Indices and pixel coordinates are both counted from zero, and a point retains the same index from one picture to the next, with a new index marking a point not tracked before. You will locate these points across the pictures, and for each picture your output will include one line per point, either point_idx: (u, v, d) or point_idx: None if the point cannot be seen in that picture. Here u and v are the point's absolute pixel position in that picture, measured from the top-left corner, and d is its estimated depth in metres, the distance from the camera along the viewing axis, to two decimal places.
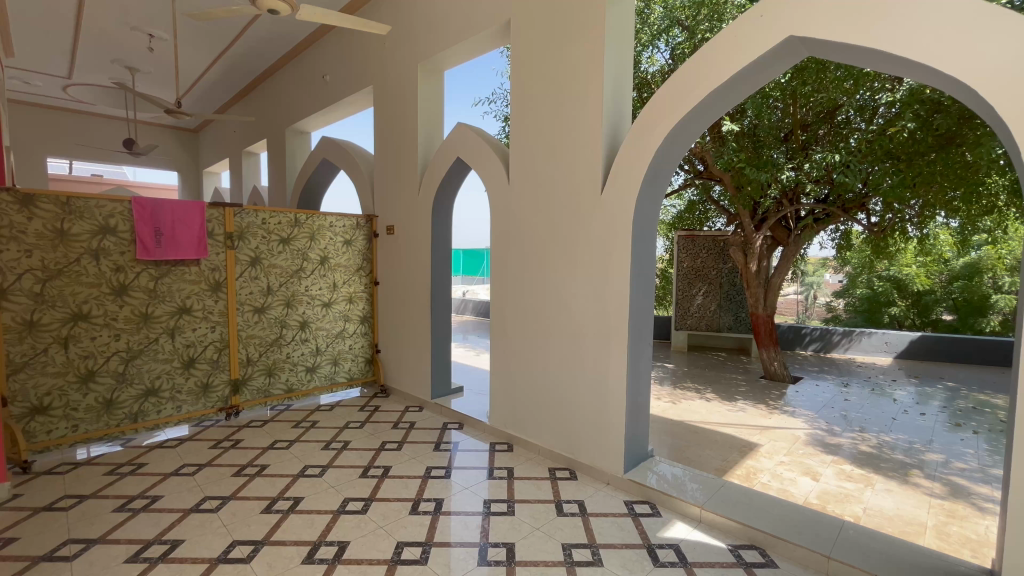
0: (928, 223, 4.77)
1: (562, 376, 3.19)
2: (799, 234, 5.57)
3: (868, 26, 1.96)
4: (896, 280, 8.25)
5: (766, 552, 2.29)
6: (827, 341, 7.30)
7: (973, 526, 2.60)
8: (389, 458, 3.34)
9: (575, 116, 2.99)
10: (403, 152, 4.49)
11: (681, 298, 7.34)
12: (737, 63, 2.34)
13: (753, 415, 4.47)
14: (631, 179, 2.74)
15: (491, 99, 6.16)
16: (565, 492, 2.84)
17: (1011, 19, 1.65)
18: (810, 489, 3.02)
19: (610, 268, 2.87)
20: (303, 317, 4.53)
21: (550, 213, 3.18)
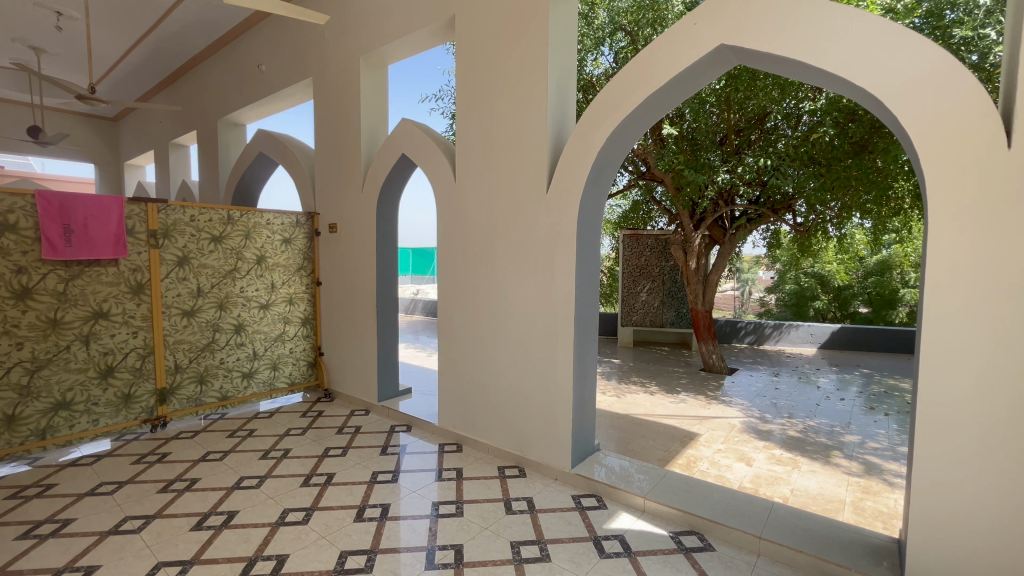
0: (845, 223, 5.19)
1: (511, 374, 3.19)
2: (734, 233, 5.89)
3: (789, 38, 2.09)
4: (820, 276, 8.90)
5: (704, 537, 2.39)
6: (760, 334, 7.76)
7: (884, 500, 2.85)
8: (333, 465, 3.22)
9: (520, 116, 3.00)
10: (345, 147, 4.34)
11: (627, 295, 7.57)
12: (674, 69, 2.43)
13: (693, 406, 4.69)
14: (575, 178, 2.78)
15: (440, 96, 6.03)
16: (514, 490, 2.85)
17: (912, 38, 1.82)
18: (744, 474, 3.20)
19: (556, 265, 2.90)
20: (238, 320, 4.28)
21: (497, 211, 3.18)
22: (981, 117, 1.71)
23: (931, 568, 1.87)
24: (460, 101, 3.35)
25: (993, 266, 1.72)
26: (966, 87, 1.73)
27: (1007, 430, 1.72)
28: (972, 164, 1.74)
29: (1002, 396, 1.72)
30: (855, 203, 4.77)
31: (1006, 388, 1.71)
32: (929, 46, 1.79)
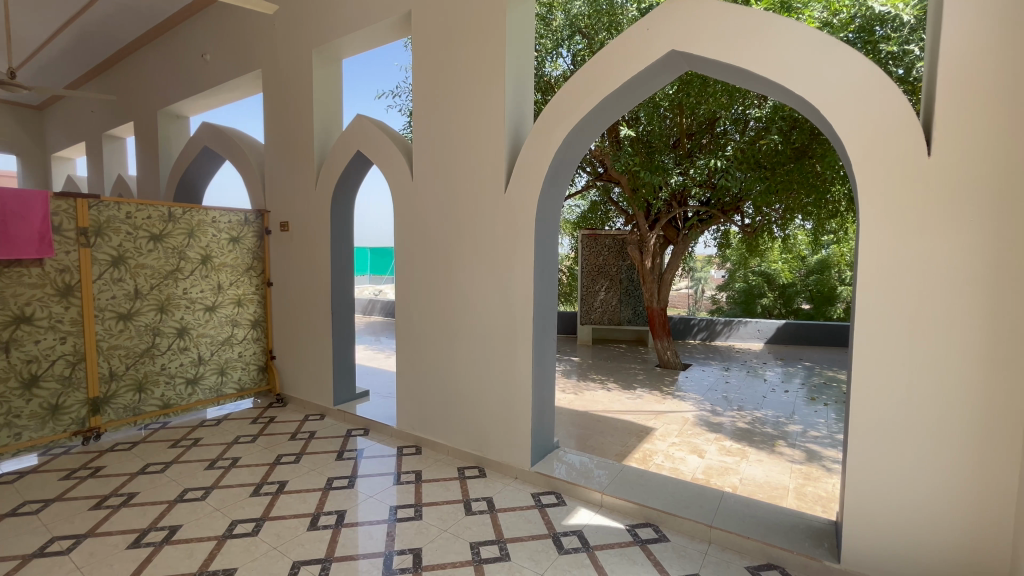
0: (788, 224, 5.49)
1: (470, 375, 3.17)
2: (687, 233, 6.09)
3: (734, 47, 2.18)
4: (766, 275, 9.32)
5: (659, 528, 2.46)
6: (711, 331, 8.09)
7: (823, 485, 3.04)
8: (286, 472, 3.09)
9: (477, 115, 2.99)
10: (297, 143, 4.18)
11: (585, 294, 7.70)
12: (627, 72, 2.49)
13: (649, 401, 4.82)
14: (532, 178, 2.80)
15: (397, 92, 5.92)
16: (474, 490, 2.84)
17: (845, 52, 1.94)
18: (696, 465, 3.32)
19: (515, 264, 2.91)
20: (181, 324, 4.05)
21: (455, 210, 3.15)
22: (904, 126, 1.85)
23: (864, 546, 2.00)
24: (417, 99, 3.30)
25: (915, 264, 1.86)
26: (890, 98, 1.87)
27: (928, 416, 1.86)
28: (896, 170, 1.87)
29: (925, 385, 1.86)
30: (797, 205, 5.04)
31: (928, 377, 1.85)
32: (859, 61, 1.92)
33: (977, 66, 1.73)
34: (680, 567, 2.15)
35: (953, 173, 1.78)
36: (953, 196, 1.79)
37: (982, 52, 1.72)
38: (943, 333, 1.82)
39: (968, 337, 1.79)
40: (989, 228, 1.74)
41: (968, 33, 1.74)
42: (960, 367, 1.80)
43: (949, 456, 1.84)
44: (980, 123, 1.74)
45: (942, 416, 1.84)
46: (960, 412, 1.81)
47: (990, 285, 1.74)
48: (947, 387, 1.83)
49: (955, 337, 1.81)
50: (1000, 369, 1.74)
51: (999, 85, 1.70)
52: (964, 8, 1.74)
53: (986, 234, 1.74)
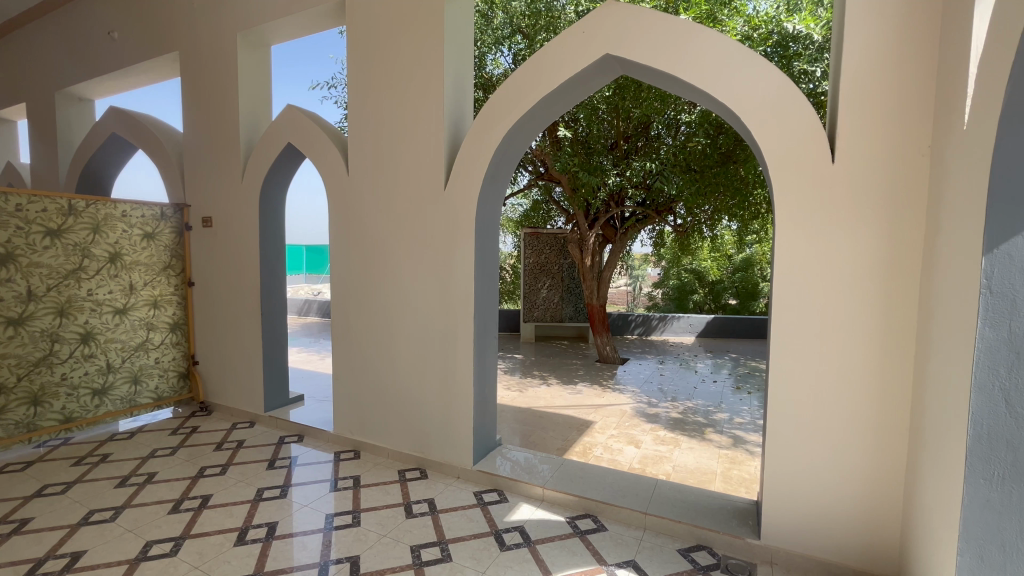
0: (716, 225, 5.83)
1: (410, 375, 3.11)
2: (625, 232, 6.31)
3: (663, 54, 2.28)
4: (697, 272, 9.88)
5: (597, 518, 2.54)
6: (648, 326, 8.44)
7: (746, 467, 3.26)
8: (210, 485, 2.89)
9: (415, 110, 2.93)
10: (221, 133, 3.91)
11: (528, 292, 7.79)
12: (563, 74, 2.54)
13: (589, 395, 4.95)
14: (472, 175, 2.79)
15: (332, 83, 5.67)
16: (415, 492, 2.79)
17: (761, 64, 2.09)
18: (633, 455, 3.46)
19: (455, 262, 2.88)
20: (85, 328, 3.66)
21: (393, 207, 3.07)
22: (812, 135, 2.02)
23: (780, 523, 2.17)
24: (351, 91, 3.18)
25: (822, 262, 2.03)
26: (799, 109, 2.03)
27: (833, 401, 2.04)
28: (806, 175, 2.04)
29: (831, 373, 2.04)
30: (723, 207, 5.37)
31: (833, 366, 2.03)
32: (773, 73, 2.07)
33: (871, 83, 1.92)
34: (617, 555, 2.22)
35: (852, 179, 1.96)
36: (852, 200, 1.97)
37: (875, 71, 1.91)
38: (846, 325, 2.01)
39: (866, 328, 1.97)
40: (882, 229, 1.93)
41: (864, 52, 1.92)
42: (859, 355, 1.99)
43: (851, 437, 2.02)
44: (874, 133, 1.93)
45: (845, 400, 2.02)
46: (859, 396, 2.00)
47: (884, 281, 1.94)
48: (849, 374, 2.01)
49: (855, 328, 1.99)
50: (891, 356, 1.94)
51: (889, 101, 1.90)
52: (861, 30, 1.92)
53: (881, 234, 1.93)
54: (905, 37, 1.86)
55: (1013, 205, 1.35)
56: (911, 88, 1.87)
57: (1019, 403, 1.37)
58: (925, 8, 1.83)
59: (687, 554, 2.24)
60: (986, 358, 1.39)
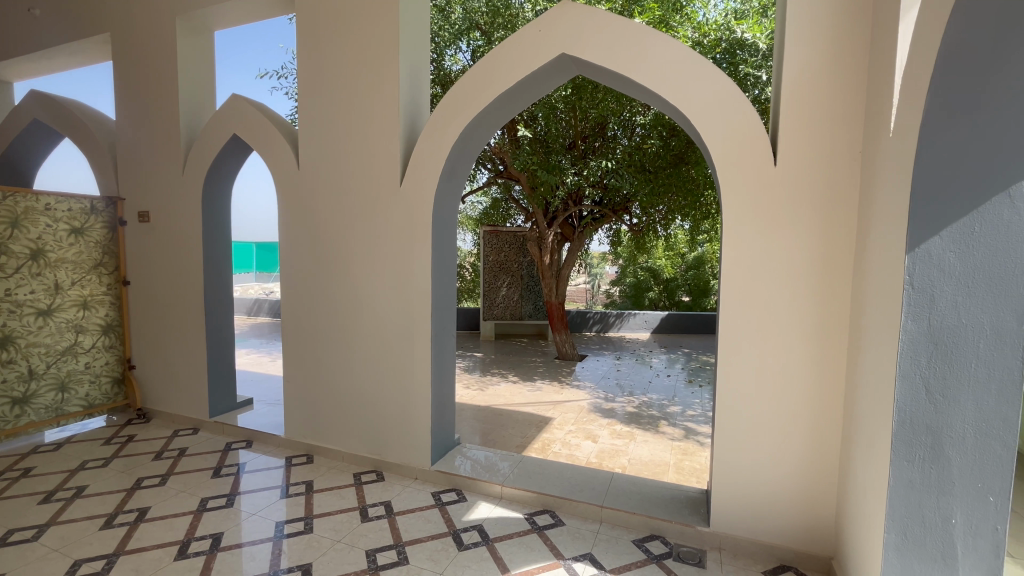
0: (670, 224, 6.02)
1: (365, 375, 3.03)
2: (583, 230, 6.40)
3: (618, 56, 2.33)
4: (652, 270, 10.17)
5: (555, 513, 2.56)
6: (605, 323, 8.62)
7: (697, 458, 3.39)
8: (147, 498, 2.71)
9: (369, 103, 2.86)
10: (158, 122, 3.67)
11: (487, 290, 7.77)
12: (519, 72, 2.54)
13: (548, 392, 5.00)
14: (428, 171, 2.75)
15: (282, 73, 5.46)
16: (371, 496, 2.73)
17: (709, 69, 2.17)
18: (590, 449, 3.52)
19: (412, 260, 2.83)
20: (2, 332, 3.36)
21: (347, 203, 2.98)
22: (756, 138, 2.11)
23: (728, 510, 2.26)
24: (301, 82, 3.06)
25: (765, 260, 2.13)
26: (744, 114, 2.12)
27: (775, 391, 2.15)
28: (750, 176, 2.13)
29: (773, 365, 2.14)
30: (676, 207, 5.56)
31: (775, 359, 2.14)
32: (720, 78, 2.16)
33: (808, 91, 2.03)
34: (574, 549, 2.26)
35: (792, 181, 2.07)
36: (792, 201, 2.07)
37: (812, 79, 2.02)
38: (787, 320, 2.11)
39: (806, 322, 2.09)
40: (818, 229, 2.05)
41: (802, 61, 2.03)
42: (798, 348, 2.10)
43: (791, 426, 2.14)
44: (812, 139, 2.04)
45: (786, 391, 2.13)
46: (799, 386, 2.11)
47: (820, 277, 2.05)
48: (790, 366, 2.12)
49: (795, 323, 2.10)
50: (826, 348, 2.07)
51: (824, 108, 2.01)
52: (798, 40, 2.03)
53: (818, 234, 2.05)
54: (838, 48, 1.98)
55: (932, 207, 1.46)
56: (844, 97, 1.99)
57: (937, 390, 1.49)
58: (855, 22, 1.95)
59: (641, 544, 2.30)
60: (910, 349, 1.50)
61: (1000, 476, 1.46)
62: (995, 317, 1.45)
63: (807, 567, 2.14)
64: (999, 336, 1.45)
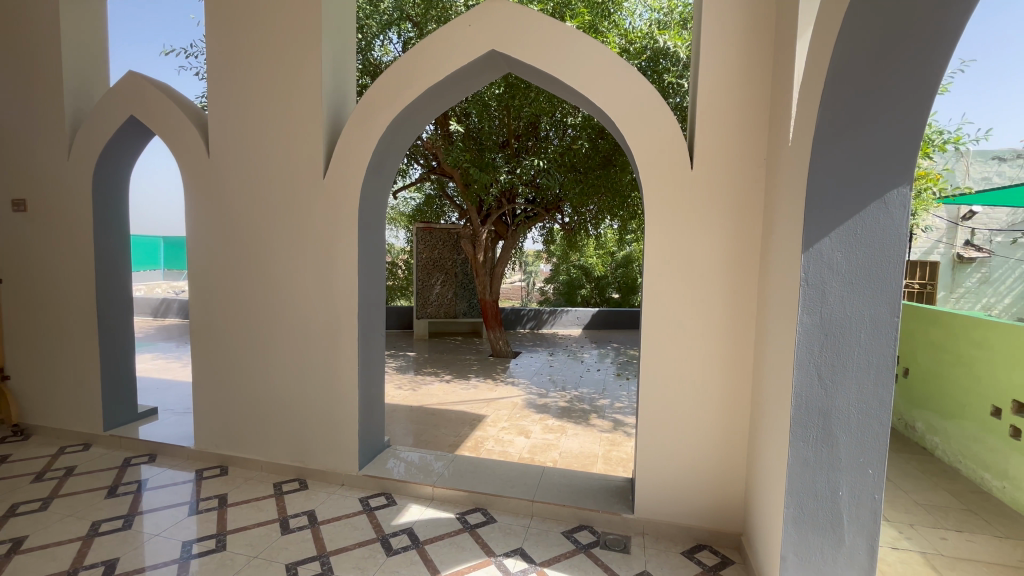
0: (599, 224, 6.21)
1: (286, 379, 2.86)
2: (516, 228, 6.46)
3: (547, 57, 2.36)
4: (584, 268, 10.38)
5: (487, 511, 2.56)
6: (539, 320, 8.78)
7: (624, 448, 3.53)
8: (24, 526, 2.38)
9: (288, 90, 2.68)
10: (36, 98, 3.22)
11: (421, 288, 7.63)
12: (449, 66, 2.50)
13: (482, 389, 5.00)
14: (353, 165, 2.64)
15: (191, 52, 5.01)
16: (292, 506, 2.58)
17: (633, 76, 2.26)
18: (523, 445, 3.56)
19: (336, 256, 2.70)
20: None
21: (264, 196, 2.78)
22: (674, 142, 2.22)
23: (650, 496, 2.38)
24: (211, 62, 2.81)
25: (683, 258, 2.25)
26: (664, 119, 2.23)
27: (691, 383, 2.28)
28: (670, 179, 2.24)
29: (690, 358, 2.28)
30: (605, 207, 5.75)
31: (692, 353, 2.27)
32: (643, 85, 2.25)
33: (721, 101, 2.17)
34: (505, 545, 2.27)
35: (706, 184, 2.20)
36: (707, 203, 2.21)
37: (724, 89, 2.16)
38: (703, 315, 2.25)
39: (719, 316, 2.23)
40: (729, 231, 2.20)
41: (716, 71, 2.16)
42: (712, 341, 2.25)
43: (707, 415, 2.28)
44: (723, 146, 2.18)
45: (702, 382, 2.27)
46: (712, 377, 2.26)
47: (732, 275, 2.20)
48: (705, 359, 2.26)
49: (709, 318, 2.24)
50: (736, 341, 2.23)
51: (735, 117, 2.16)
52: (712, 51, 2.16)
53: (728, 235, 2.20)
54: (746, 62, 2.14)
55: (822, 211, 1.61)
56: (751, 107, 2.14)
57: (827, 376, 1.65)
58: (761, 38, 2.11)
59: (570, 535, 2.36)
60: (804, 339, 1.66)
61: (878, 450, 1.65)
62: (874, 309, 1.63)
63: (720, 544, 2.30)
64: (876, 326, 1.63)
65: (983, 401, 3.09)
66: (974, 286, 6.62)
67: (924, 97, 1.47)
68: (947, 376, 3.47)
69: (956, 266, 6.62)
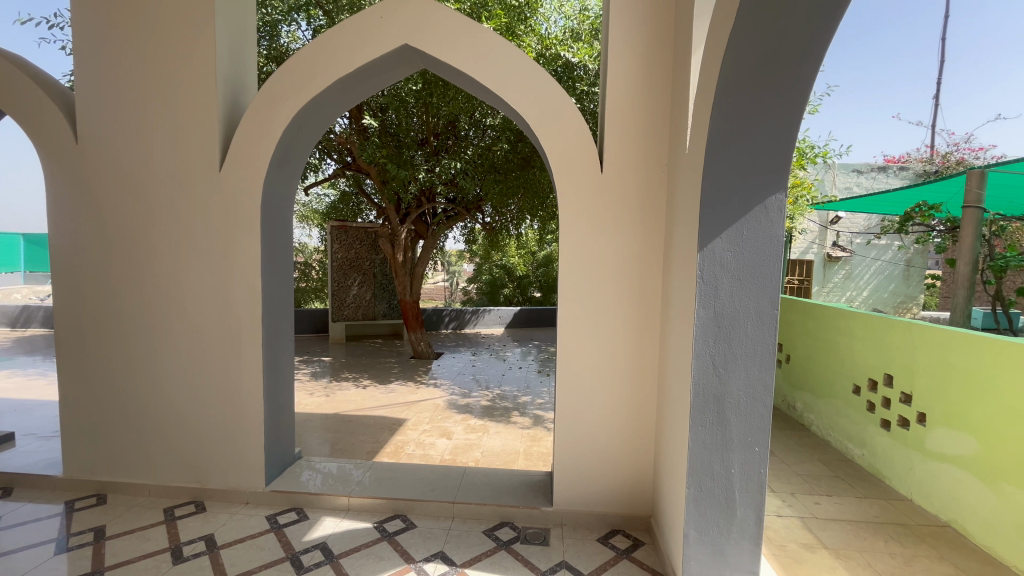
0: (520, 224, 6.29)
1: (178, 391, 2.58)
2: (437, 227, 6.36)
3: (463, 55, 2.35)
4: (506, 267, 10.46)
5: (406, 517, 2.50)
6: (461, 320, 8.75)
7: (544, 443, 3.62)
8: None
9: (177, 72, 2.43)
10: None
11: (336, 290, 7.24)
12: (360, 57, 2.39)
13: (402, 393, 4.88)
14: (255, 157, 2.45)
15: (55, 23, 4.40)
16: (187, 531, 2.34)
17: (548, 80, 2.31)
18: (444, 447, 3.52)
19: (236, 256, 2.49)
20: None
21: (148, 189, 2.49)
22: (585, 144, 2.31)
23: (569, 487, 2.46)
24: (78, 34, 2.46)
25: (595, 257, 2.35)
26: (576, 124, 2.31)
27: (603, 375, 2.39)
28: (581, 181, 2.33)
29: (602, 352, 2.38)
30: (526, 207, 5.83)
31: (604, 347, 2.38)
32: (557, 89, 2.31)
33: (627, 109, 2.29)
34: (425, 550, 2.23)
35: (614, 187, 2.32)
36: (617, 204, 2.32)
37: (630, 96, 2.29)
38: (613, 311, 2.36)
39: (627, 311, 2.36)
40: (635, 232, 2.33)
41: (622, 82, 2.29)
42: (622, 335, 2.37)
43: (618, 405, 2.40)
44: (629, 152, 2.31)
45: (613, 374, 2.39)
46: (623, 369, 2.38)
47: (639, 274, 2.34)
48: (616, 352, 2.38)
49: (620, 313, 2.36)
50: (643, 335, 2.37)
51: (640, 124, 2.30)
52: (619, 60, 2.28)
53: (636, 235, 2.33)
54: (648, 72, 2.28)
55: (714, 213, 1.76)
56: (654, 117, 2.29)
57: (720, 364, 1.81)
58: (661, 52, 2.26)
59: (491, 533, 2.37)
60: (701, 332, 1.80)
61: (762, 430, 1.83)
62: (758, 303, 1.81)
63: (632, 527, 2.43)
64: (759, 318, 1.81)
65: (847, 380, 3.56)
66: (840, 281, 7.63)
67: (794, 114, 1.66)
68: (819, 360, 3.96)
69: (827, 264, 7.57)
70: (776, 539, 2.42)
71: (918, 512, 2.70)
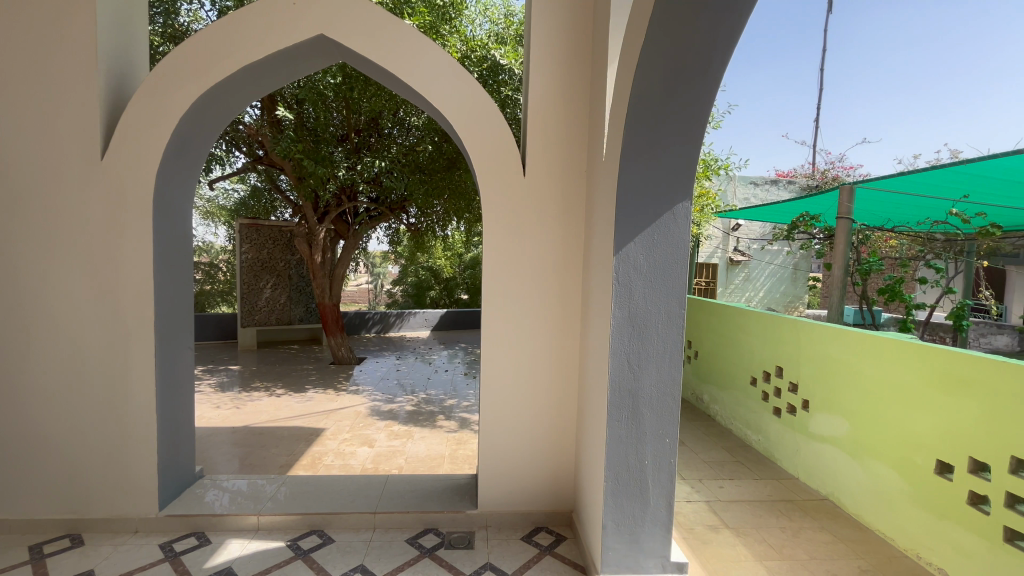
0: (446, 225, 6.21)
1: (48, 409, 2.25)
2: (359, 227, 6.12)
3: (383, 50, 2.28)
4: (432, 270, 10.30)
5: (323, 532, 2.36)
6: (385, 323, 8.48)
7: (469, 445, 3.61)
8: None
9: (47, 45, 2.13)
10: None
11: (246, 293, 6.71)
12: (271, 44, 2.24)
13: (321, 401, 4.63)
14: (146, 146, 2.21)
15: None
16: (60, 569, 2.04)
17: (471, 82, 2.31)
18: (365, 456, 3.38)
19: (122, 254, 2.22)
20: None
21: (8, 177, 2.15)
22: (507, 148, 2.34)
23: (493, 489, 2.46)
24: None
25: (518, 260, 2.38)
26: (499, 127, 2.33)
27: (526, 376, 2.43)
28: (503, 184, 2.35)
29: (525, 353, 2.42)
30: (451, 209, 5.77)
31: (526, 348, 2.42)
32: (481, 91, 2.32)
33: (548, 116, 2.35)
34: (344, 565, 2.12)
35: (536, 191, 2.36)
36: (539, 208, 2.37)
37: (551, 103, 2.35)
38: (536, 313, 2.41)
39: (550, 313, 2.42)
40: (556, 236, 2.39)
41: (544, 88, 2.35)
42: (543, 336, 2.42)
43: (540, 405, 2.45)
44: (551, 157, 2.37)
45: (535, 374, 2.43)
46: (545, 369, 2.43)
47: (560, 276, 2.41)
48: (539, 353, 2.43)
49: (542, 315, 2.42)
50: (564, 336, 2.44)
51: (560, 131, 2.37)
52: (540, 67, 2.33)
53: (557, 239, 2.40)
54: (567, 80, 2.36)
55: (628, 217, 1.86)
56: (574, 124, 2.37)
57: (634, 362, 1.91)
58: (580, 62, 2.35)
59: (415, 541, 2.32)
60: (617, 332, 1.89)
61: (672, 423, 1.95)
62: (668, 305, 1.93)
63: (554, 524, 2.49)
64: (669, 318, 1.93)
65: (745, 373, 3.92)
66: (740, 283, 8.38)
67: (698, 129, 1.80)
68: (723, 356, 4.31)
69: (729, 267, 8.28)
70: (685, 523, 2.60)
71: (804, 489, 3.02)
